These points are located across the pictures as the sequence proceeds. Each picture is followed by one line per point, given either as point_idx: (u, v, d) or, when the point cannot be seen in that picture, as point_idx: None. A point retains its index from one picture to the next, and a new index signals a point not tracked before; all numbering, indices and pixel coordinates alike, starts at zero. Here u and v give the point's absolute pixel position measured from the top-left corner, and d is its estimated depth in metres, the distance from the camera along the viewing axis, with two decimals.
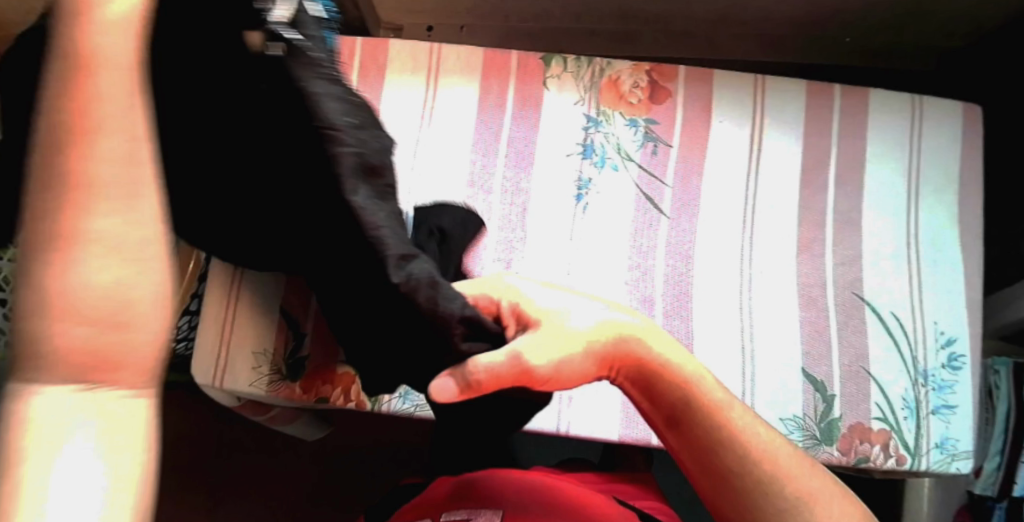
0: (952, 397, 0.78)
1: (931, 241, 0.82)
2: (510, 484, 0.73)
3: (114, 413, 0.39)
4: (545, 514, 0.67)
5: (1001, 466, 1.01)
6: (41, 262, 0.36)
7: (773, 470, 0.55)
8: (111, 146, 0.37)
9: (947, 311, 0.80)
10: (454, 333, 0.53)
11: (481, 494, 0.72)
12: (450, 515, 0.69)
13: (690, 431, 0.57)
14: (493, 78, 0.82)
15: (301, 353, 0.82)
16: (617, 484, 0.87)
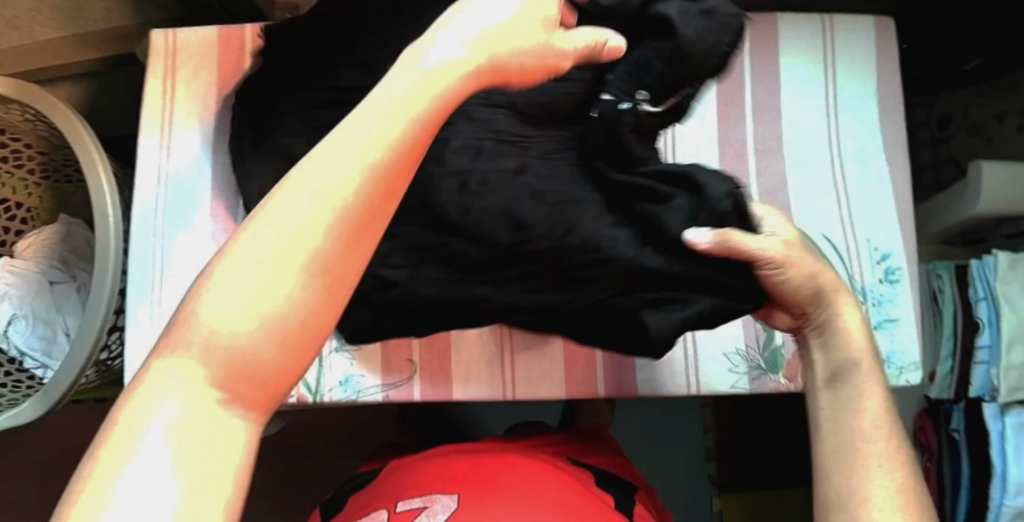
0: (893, 310, 0.78)
1: (856, 158, 0.81)
2: (470, 465, 0.71)
3: (218, 429, 0.35)
4: (503, 491, 0.65)
5: (953, 369, 1.01)
6: (274, 280, 0.35)
7: (887, 448, 0.52)
8: (365, 158, 0.37)
9: (878, 226, 0.80)
10: (722, 215, 0.59)
11: (439, 480, 0.69)
12: (406, 504, 0.66)
13: (848, 402, 0.55)
14: None
15: None
16: (572, 443, 0.86)
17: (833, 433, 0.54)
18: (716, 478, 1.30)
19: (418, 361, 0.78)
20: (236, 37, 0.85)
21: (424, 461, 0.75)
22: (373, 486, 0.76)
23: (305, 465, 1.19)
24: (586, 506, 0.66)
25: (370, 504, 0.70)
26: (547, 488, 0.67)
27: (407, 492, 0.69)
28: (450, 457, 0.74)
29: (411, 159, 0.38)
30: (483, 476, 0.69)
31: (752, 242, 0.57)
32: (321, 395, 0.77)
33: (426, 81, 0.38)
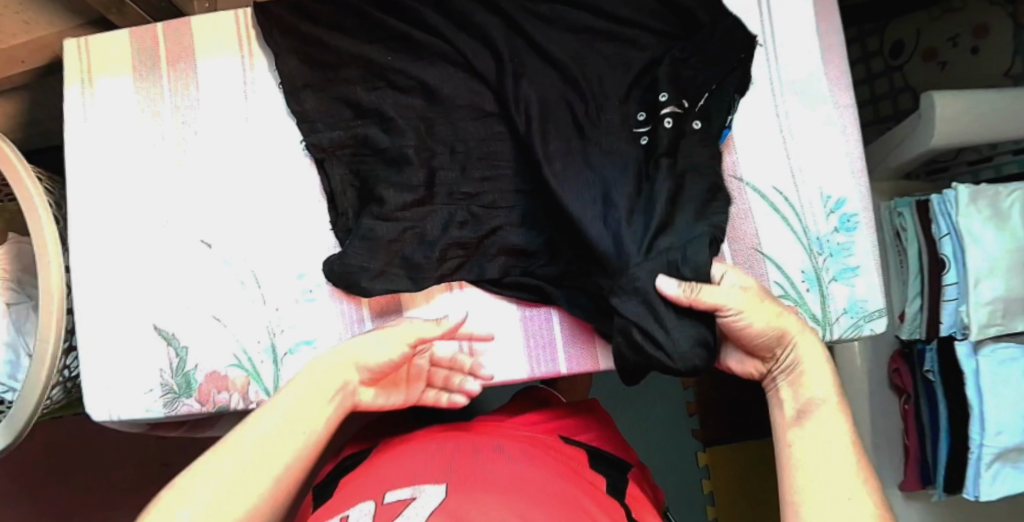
0: (851, 259, 0.77)
1: (801, 104, 0.79)
2: (470, 461, 0.63)
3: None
4: (512, 490, 0.59)
5: (922, 308, 1.02)
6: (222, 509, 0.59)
7: (848, 469, 0.60)
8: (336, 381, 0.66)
9: (828, 173, 0.78)
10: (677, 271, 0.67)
11: (432, 472, 0.61)
12: (394, 495, 0.59)
13: (816, 435, 0.62)
14: None
15: (189, 368, 0.77)
16: (558, 415, 0.83)
17: (800, 463, 0.61)
18: (699, 434, 1.30)
19: None
20: (151, 34, 0.82)
21: (415, 446, 0.68)
22: (357, 471, 0.69)
23: None
24: (582, 496, 0.61)
25: (348, 497, 0.62)
26: (543, 480, 0.62)
27: (394, 482, 0.61)
28: (444, 444, 0.67)
29: (312, 440, 0.64)
30: (479, 465, 0.62)
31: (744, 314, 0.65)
32: None
33: (312, 393, 0.64)
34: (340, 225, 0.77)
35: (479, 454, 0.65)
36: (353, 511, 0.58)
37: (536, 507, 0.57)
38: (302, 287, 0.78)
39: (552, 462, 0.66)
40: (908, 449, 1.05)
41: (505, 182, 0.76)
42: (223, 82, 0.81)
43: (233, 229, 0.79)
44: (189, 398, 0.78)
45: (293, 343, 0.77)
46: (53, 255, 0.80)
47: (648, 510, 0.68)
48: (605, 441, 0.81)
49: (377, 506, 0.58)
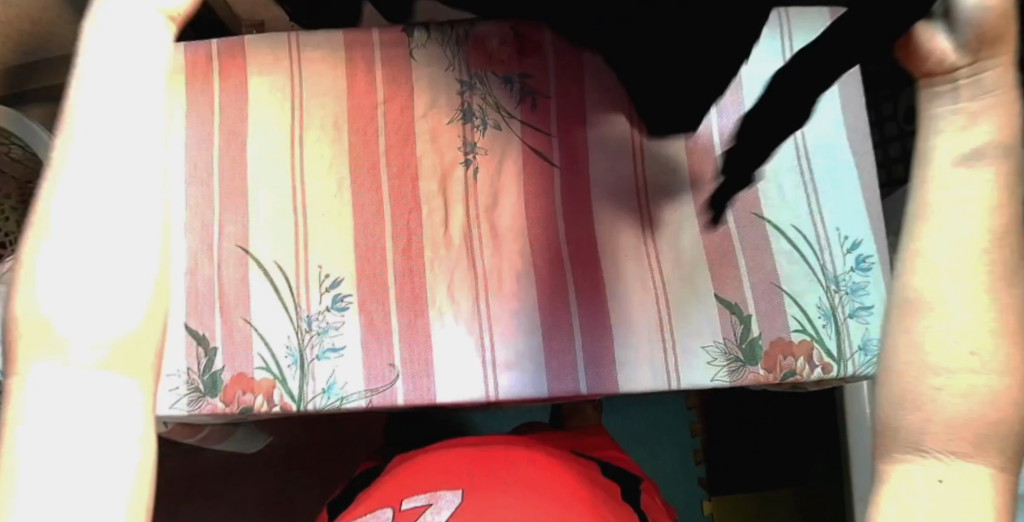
0: (868, 298, 0.79)
1: (820, 148, 0.83)
2: (490, 464, 0.63)
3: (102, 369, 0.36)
4: (532, 491, 0.59)
5: None
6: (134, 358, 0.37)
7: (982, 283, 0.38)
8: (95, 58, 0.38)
9: (846, 214, 0.81)
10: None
11: (452, 477, 0.62)
12: (413, 501, 0.59)
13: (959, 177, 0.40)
14: (358, 78, 0.85)
15: (216, 368, 0.77)
16: (569, 436, 0.83)
17: (922, 234, 0.40)
18: (704, 482, 1.32)
19: (401, 367, 0.78)
20: (204, 55, 0.84)
21: (433, 456, 0.67)
22: (379, 482, 0.69)
23: (299, 471, 1.23)
24: (599, 502, 0.61)
25: (366, 507, 0.62)
26: (560, 484, 0.61)
27: (411, 490, 0.61)
28: (462, 453, 0.67)
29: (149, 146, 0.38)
30: (494, 470, 0.62)
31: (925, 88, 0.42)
32: (304, 403, 0.77)
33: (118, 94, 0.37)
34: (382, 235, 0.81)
35: (493, 458, 0.65)
36: (372, 517, 0.59)
37: (552, 509, 0.57)
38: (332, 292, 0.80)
39: (573, 471, 0.66)
40: None
41: (534, 208, 0.83)
42: (274, 103, 0.84)
43: (269, 234, 0.81)
44: (214, 397, 0.77)
45: (321, 348, 0.78)
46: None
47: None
48: (620, 460, 0.80)
49: (396, 513, 0.58)
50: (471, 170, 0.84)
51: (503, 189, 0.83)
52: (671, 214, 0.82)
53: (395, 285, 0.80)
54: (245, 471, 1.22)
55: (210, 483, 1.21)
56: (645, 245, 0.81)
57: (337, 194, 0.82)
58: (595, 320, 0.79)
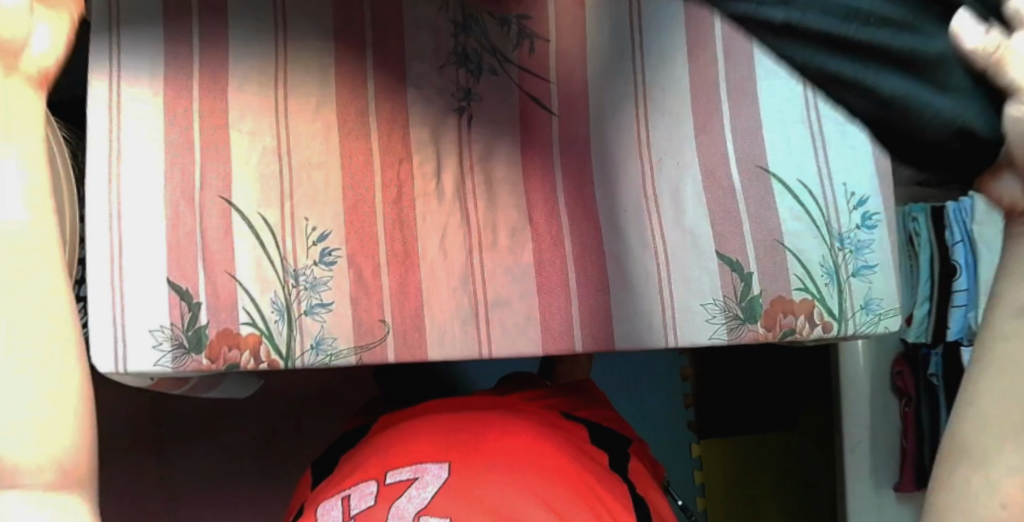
0: (871, 256, 0.77)
1: None
2: (478, 434, 0.60)
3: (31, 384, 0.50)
4: (523, 469, 0.56)
5: (931, 311, 1.02)
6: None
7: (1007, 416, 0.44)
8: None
9: (852, 171, 0.78)
10: None
11: (438, 447, 0.59)
12: (397, 474, 0.56)
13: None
14: (343, 18, 0.79)
15: (201, 324, 0.74)
16: (554, 396, 0.79)
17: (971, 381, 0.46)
18: (694, 426, 1.32)
19: (391, 324, 0.77)
20: None
21: (420, 421, 0.65)
22: (366, 445, 0.67)
23: (286, 420, 1.23)
24: (589, 480, 0.58)
25: (350, 475, 0.60)
26: (551, 460, 0.58)
27: (396, 459, 0.58)
28: (449, 420, 0.64)
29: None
30: (482, 443, 0.59)
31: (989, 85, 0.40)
32: (292, 360, 0.75)
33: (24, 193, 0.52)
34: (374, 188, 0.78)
35: (482, 427, 0.62)
36: (356, 490, 0.56)
37: (541, 492, 0.54)
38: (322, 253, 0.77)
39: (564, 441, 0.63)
40: (906, 451, 1.05)
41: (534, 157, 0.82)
42: (258, 47, 0.77)
43: (252, 183, 0.76)
44: (199, 354, 0.74)
45: (309, 304, 0.76)
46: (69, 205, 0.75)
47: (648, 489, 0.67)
48: (612, 422, 0.78)
49: (380, 487, 0.55)
50: (465, 119, 0.81)
51: (499, 138, 0.81)
52: (674, 168, 0.79)
53: (388, 241, 0.78)
54: (231, 422, 1.20)
55: (195, 434, 1.19)
56: (647, 197, 0.79)
57: (322, 147, 0.78)
58: (590, 272, 0.80)
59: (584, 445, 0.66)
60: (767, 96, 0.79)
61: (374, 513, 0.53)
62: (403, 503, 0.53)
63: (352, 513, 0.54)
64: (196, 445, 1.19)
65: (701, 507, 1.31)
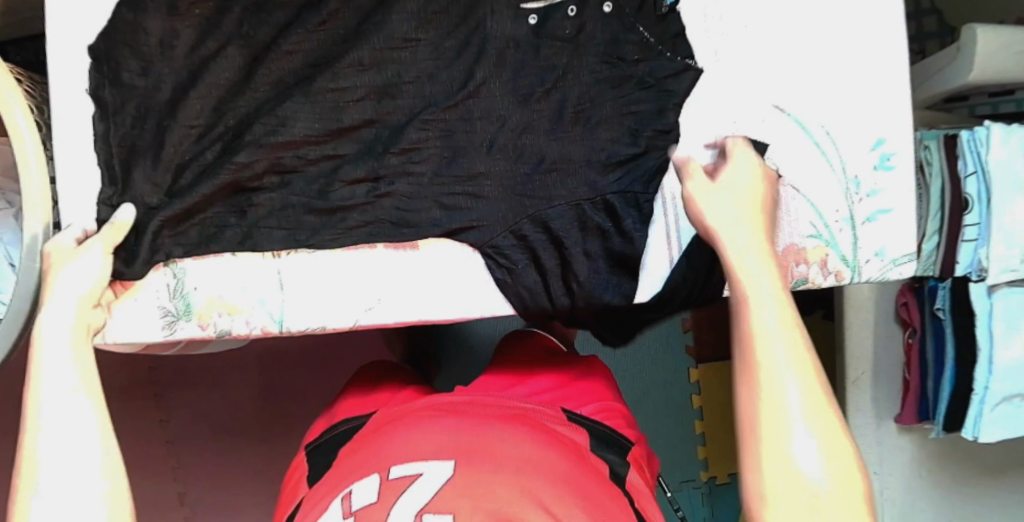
0: (886, 201, 0.74)
1: (859, 30, 0.73)
2: (483, 429, 0.58)
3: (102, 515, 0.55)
4: (526, 476, 0.54)
5: (939, 246, 0.98)
6: (96, 409, 0.58)
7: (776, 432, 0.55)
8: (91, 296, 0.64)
9: (876, 114, 0.73)
10: None
11: (440, 444, 0.56)
12: (398, 469, 0.54)
13: (785, 316, 0.58)
14: None
15: (188, 291, 0.71)
16: (562, 369, 0.75)
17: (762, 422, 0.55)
18: (692, 350, 1.29)
19: (386, 283, 0.72)
20: None
21: (422, 410, 0.62)
22: (364, 432, 0.64)
23: (283, 361, 1.21)
24: (591, 484, 0.56)
25: (350, 469, 0.57)
26: (550, 464, 0.56)
27: (397, 452, 0.56)
28: (448, 412, 0.60)
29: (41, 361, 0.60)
30: (490, 439, 0.57)
31: (705, 200, 0.64)
32: (286, 325, 0.72)
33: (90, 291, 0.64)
34: (378, 132, 0.72)
35: (483, 420, 0.59)
36: (357, 486, 0.54)
37: (541, 496, 0.52)
38: (242, 229, 0.71)
39: (565, 441, 0.60)
40: (909, 383, 1.06)
41: (549, 90, 0.72)
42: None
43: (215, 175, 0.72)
44: (190, 321, 0.71)
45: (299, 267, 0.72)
46: (32, 143, 0.69)
47: (648, 500, 0.61)
48: (618, 407, 0.72)
49: (382, 482, 0.53)
50: (436, 63, 0.72)
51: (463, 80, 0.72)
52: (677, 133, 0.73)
53: None
54: (228, 370, 1.19)
55: (192, 380, 1.18)
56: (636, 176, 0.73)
57: (309, 102, 0.71)
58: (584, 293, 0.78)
59: (587, 443, 0.63)
60: (790, 30, 0.73)
61: (373, 512, 0.51)
62: (400, 507, 0.51)
63: (352, 510, 0.52)
64: (193, 390, 1.18)
65: (699, 433, 1.29)
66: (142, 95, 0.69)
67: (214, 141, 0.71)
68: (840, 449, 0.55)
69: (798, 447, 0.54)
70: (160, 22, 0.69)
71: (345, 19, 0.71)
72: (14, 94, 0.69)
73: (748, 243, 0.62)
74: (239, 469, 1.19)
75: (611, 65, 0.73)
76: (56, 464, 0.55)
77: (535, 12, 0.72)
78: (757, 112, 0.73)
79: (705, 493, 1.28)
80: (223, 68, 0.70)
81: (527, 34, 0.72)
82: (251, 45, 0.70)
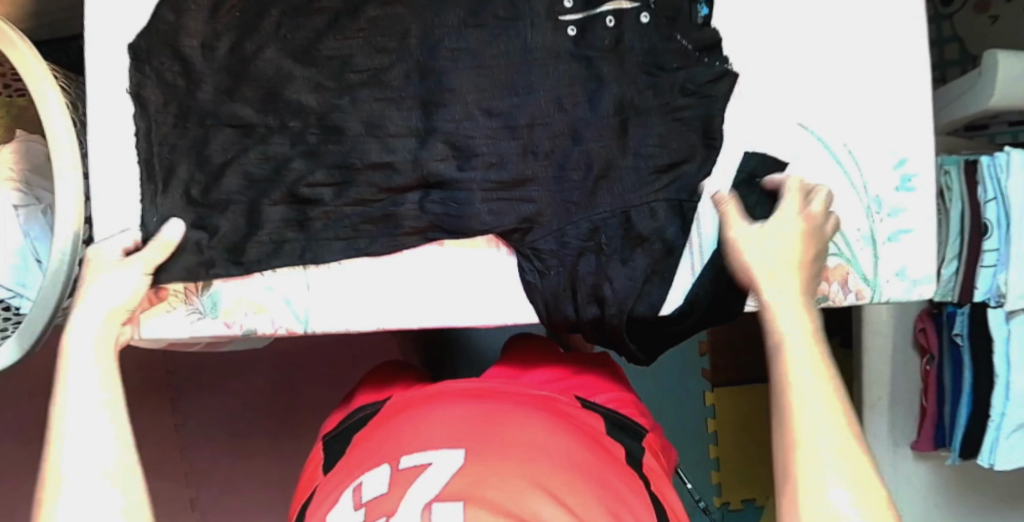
0: (906, 220, 0.75)
1: (884, 49, 0.74)
2: (494, 419, 0.58)
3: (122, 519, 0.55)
4: (539, 465, 0.54)
5: (958, 271, 0.98)
6: (113, 413, 0.59)
7: (815, 479, 0.56)
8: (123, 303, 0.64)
9: (899, 133, 0.74)
10: None
11: (451, 434, 0.56)
12: (410, 459, 0.54)
13: (818, 367, 0.60)
14: None
15: (214, 286, 0.72)
16: (579, 369, 0.75)
17: (802, 470, 0.57)
18: (708, 373, 1.29)
19: (409, 288, 0.74)
20: None
21: (436, 397, 0.62)
22: (381, 415, 0.65)
23: (300, 370, 1.21)
24: (608, 474, 0.56)
25: (362, 458, 0.58)
26: (564, 451, 0.56)
27: (408, 442, 0.56)
28: (463, 399, 0.61)
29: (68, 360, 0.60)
30: (499, 430, 0.57)
31: (744, 253, 0.66)
32: (311, 325, 0.73)
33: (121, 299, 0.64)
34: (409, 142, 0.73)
35: (498, 409, 0.60)
36: (368, 476, 0.55)
37: (549, 484, 0.53)
38: (301, 243, 0.72)
39: (581, 429, 0.60)
40: (926, 409, 1.05)
41: (584, 101, 0.73)
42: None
43: None
44: (215, 319, 0.73)
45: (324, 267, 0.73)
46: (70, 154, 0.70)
47: (665, 482, 0.62)
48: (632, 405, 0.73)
49: (392, 474, 0.54)
50: (478, 71, 0.73)
51: (498, 91, 0.73)
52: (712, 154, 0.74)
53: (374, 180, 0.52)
54: (242, 376, 1.20)
55: (208, 384, 1.19)
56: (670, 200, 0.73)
57: (349, 100, 0.73)
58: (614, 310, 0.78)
59: (602, 428, 0.64)
60: (819, 50, 0.74)
61: (384, 502, 0.52)
62: (413, 493, 0.52)
63: (363, 501, 0.53)
64: (208, 395, 1.19)
65: (713, 456, 1.28)
66: (181, 96, 0.72)
67: (257, 143, 0.72)
68: (874, 491, 0.56)
69: (831, 493, 0.56)
70: (200, 23, 0.71)
71: (379, 28, 0.73)
72: (52, 92, 0.71)
73: (787, 291, 0.63)
74: (252, 476, 1.20)
75: (652, 75, 0.73)
76: (76, 466, 0.56)
77: (573, 24, 0.73)
78: (782, 129, 0.74)
79: (717, 519, 1.28)
80: (263, 69, 0.72)
81: (566, 46, 0.73)
82: (289, 47, 0.72)
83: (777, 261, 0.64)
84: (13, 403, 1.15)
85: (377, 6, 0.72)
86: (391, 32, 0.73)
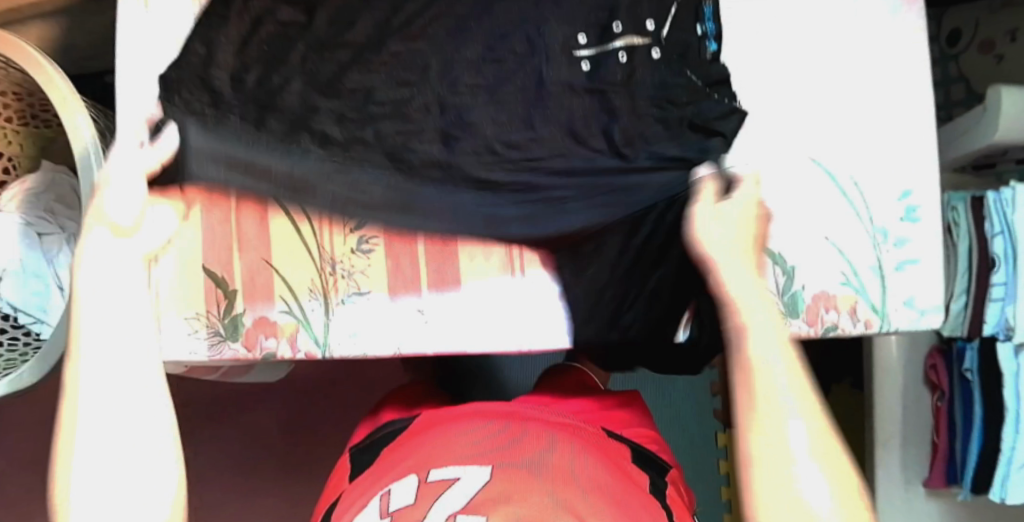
0: (913, 251, 0.76)
1: (888, 84, 0.77)
2: (523, 440, 0.60)
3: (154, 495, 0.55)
4: (565, 483, 0.55)
5: (967, 306, 0.99)
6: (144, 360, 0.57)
7: (780, 464, 0.54)
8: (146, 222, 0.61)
9: (902, 169, 0.76)
10: None
11: (480, 451, 0.58)
12: (438, 472, 0.57)
13: (781, 347, 0.57)
14: None
15: (238, 312, 0.75)
16: (594, 398, 0.77)
17: (771, 459, 0.54)
18: (720, 412, 1.29)
19: (430, 315, 0.76)
20: None
21: (465, 417, 0.65)
22: (409, 430, 0.68)
23: (312, 403, 1.22)
24: (633, 499, 0.57)
25: (392, 468, 0.60)
26: (591, 476, 0.57)
27: (439, 457, 0.59)
28: (496, 420, 0.64)
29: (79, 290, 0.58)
30: (527, 449, 0.59)
31: (705, 232, 0.63)
32: (331, 350, 0.76)
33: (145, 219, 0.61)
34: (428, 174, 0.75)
35: (526, 431, 0.62)
36: (396, 486, 0.57)
37: (576, 503, 0.54)
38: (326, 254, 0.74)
39: (605, 455, 0.62)
40: (937, 446, 1.05)
41: (606, 139, 0.73)
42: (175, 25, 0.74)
43: None
44: (236, 342, 0.75)
45: (347, 293, 0.76)
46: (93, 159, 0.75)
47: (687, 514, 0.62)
48: (651, 436, 0.74)
49: (420, 486, 0.56)
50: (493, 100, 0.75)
51: (513, 123, 0.74)
52: None
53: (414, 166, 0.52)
54: (254, 412, 1.22)
55: (220, 418, 1.21)
56: None
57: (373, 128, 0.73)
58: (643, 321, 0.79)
59: (626, 454, 0.65)
60: (824, 87, 0.77)
61: (412, 512, 0.54)
62: (440, 504, 0.54)
63: (390, 510, 0.54)
64: (223, 427, 1.21)
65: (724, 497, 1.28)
66: (227, 108, 0.72)
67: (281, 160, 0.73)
68: (842, 467, 0.54)
69: (802, 478, 0.53)
70: (229, 56, 0.74)
71: (399, 62, 0.75)
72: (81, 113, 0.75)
73: (744, 266, 0.61)
74: (262, 510, 1.20)
75: (662, 108, 0.74)
76: (92, 441, 0.54)
77: (587, 58, 0.75)
78: (789, 161, 0.76)
79: None
80: (290, 100, 0.74)
81: (580, 79, 0.75)
82: (314, 78, 0.75)
83: (738, 238, 0.62)
84: (30, 430, 1.17)
85: (399, 43, 0.75)
86: (410, 66, 0.75)
